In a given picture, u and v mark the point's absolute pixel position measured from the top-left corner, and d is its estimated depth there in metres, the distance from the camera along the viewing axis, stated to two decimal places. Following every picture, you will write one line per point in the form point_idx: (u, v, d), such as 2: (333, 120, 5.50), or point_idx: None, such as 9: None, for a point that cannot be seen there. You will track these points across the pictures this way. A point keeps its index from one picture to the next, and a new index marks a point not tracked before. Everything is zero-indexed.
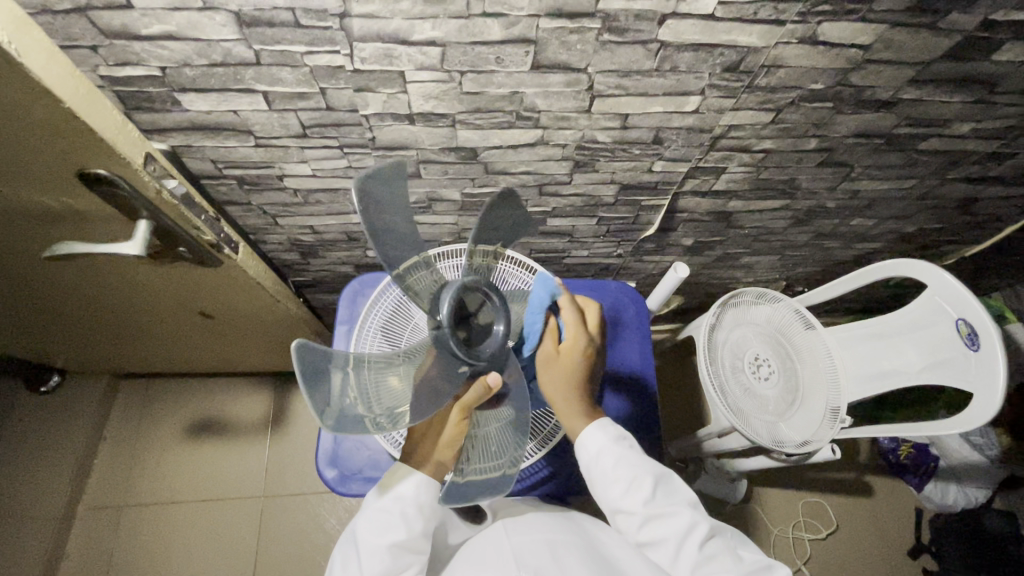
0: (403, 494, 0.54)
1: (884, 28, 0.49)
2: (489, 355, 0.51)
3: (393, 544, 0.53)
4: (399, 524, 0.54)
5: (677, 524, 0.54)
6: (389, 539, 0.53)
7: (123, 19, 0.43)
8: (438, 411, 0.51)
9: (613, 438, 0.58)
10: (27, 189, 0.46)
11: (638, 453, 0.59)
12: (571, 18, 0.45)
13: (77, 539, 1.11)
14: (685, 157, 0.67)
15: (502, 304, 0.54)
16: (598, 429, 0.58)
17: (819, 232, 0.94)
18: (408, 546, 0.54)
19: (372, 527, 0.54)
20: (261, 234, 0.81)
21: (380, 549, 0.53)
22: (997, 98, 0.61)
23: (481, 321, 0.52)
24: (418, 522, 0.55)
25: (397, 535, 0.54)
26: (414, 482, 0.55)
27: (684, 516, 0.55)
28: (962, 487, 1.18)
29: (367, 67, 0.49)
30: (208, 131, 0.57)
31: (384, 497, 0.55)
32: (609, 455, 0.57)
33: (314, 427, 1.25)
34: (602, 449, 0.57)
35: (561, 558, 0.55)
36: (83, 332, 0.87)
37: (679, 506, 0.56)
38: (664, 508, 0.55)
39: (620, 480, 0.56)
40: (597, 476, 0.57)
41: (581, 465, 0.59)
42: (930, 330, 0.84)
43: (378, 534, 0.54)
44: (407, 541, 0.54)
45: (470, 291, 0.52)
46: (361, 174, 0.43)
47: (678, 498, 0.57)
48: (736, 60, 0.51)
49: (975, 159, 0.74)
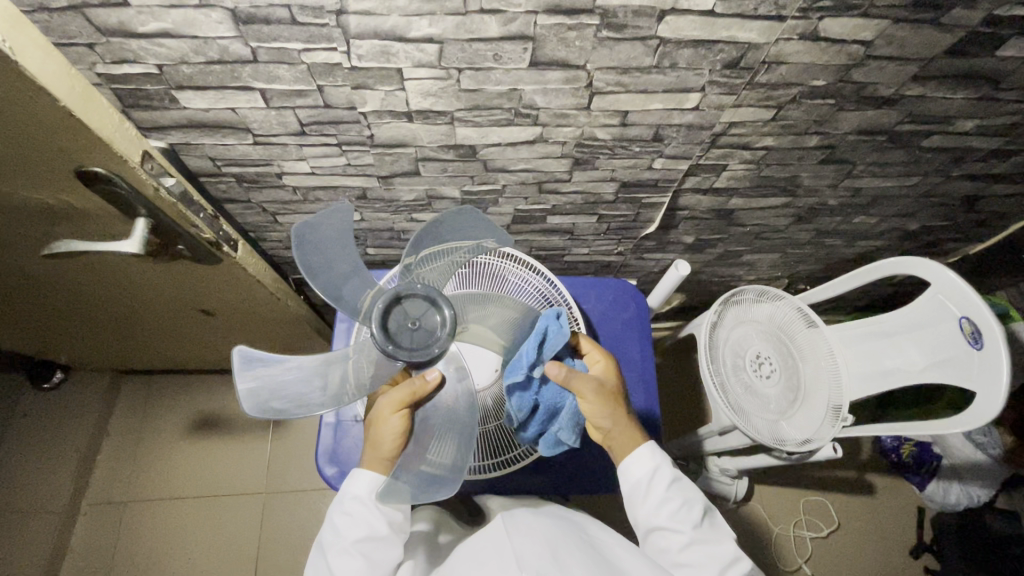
0: (359, 494, 0.57)
1: (885, 23, 0.48)
2: (427, 354, 0.50)
3: (358, 543, 0.56)
4: (362, 522, 0.57)
5: (722, 553, 0.58)
6: (353, 538, 0.56)
7: (119, 17, 0.43)
8: (377, 411, 0.55)
9: (666, 462, 0.62)
10: (26, 187, 0.46)
11: (686, 482, 0.63)
12: (569, 15, 0.44)
13: (81, 534, 1.12)
14: (685, 154, 0.66)
15: (442, 302, 0.52)
16: (649, 451, 0.62)
17: (821, 230, 0.94)
18: (373, 544, 0.56)
19: (337, 531, 0.57)
20: (261, 231, 0.82)
21: (347, 549, 0.55)
22: (1002, 95, 0.60)
23: (421, 322, 0.51)
24: (380, 519, 0.57)
25: (360, 533, 0.56)
26: (367, 481, 0.58)
27: (727, 547, 0.59)
28: (965, 486, 1.17)
29: (364, 64, 0.48)
30: (206, 129, 0.57)
31: (343, 501, 0.58)
32: (662, 475, 0.61)
33: (315, 423, 1.25)
34: (657, 467, 0.61)
35: (563, 561, 0.53)
36: (85, 329, 0.88)
37: (722, 537, 0.60)
38: (708, 536, 0.59)
39: (672, 500, 0.60)
40: (648, 493, 0.61)
41: (629, 481, 0.61)
42: (932, 330, 0.84)
43: (343, 536, 0.56)
44: (373, 538, 0.56)
45: (408, 296, 0.52)
46: (297, 224, 0.51)
47: (720, 531, 0.61)
48: (737, 56, 0.50)
49: (979, 157, 0.74)
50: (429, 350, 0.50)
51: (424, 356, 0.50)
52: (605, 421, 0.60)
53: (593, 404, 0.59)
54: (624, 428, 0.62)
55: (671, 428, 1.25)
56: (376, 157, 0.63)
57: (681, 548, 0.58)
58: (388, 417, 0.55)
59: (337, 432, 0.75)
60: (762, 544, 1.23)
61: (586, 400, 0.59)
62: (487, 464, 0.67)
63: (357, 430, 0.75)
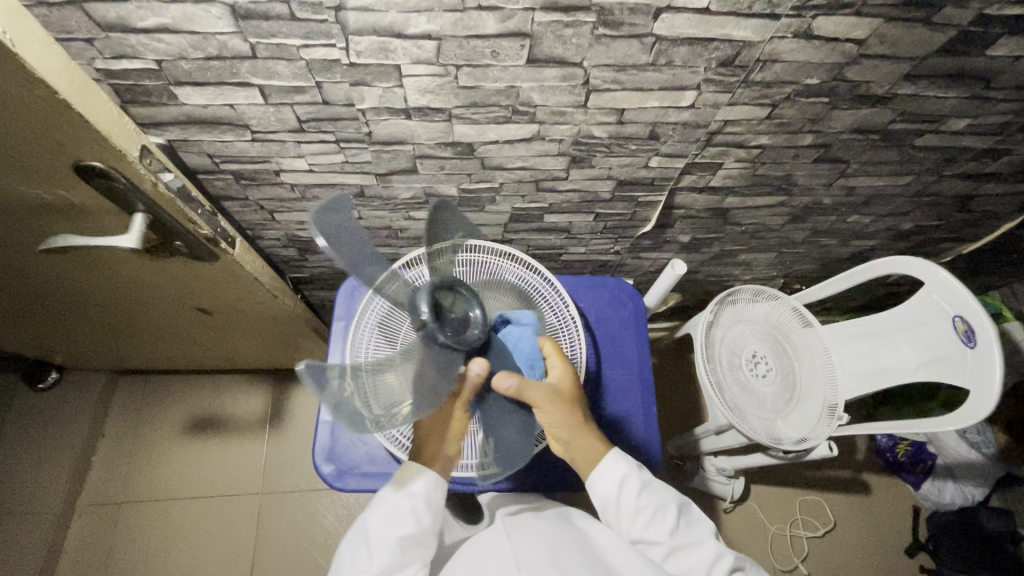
0: (412, 494, 0.59)
1: (877, 22, 0.49)
2: (472, 341, 0.53)
3: (402, 537, 0.58)
4: (410, 520, 0.59)
5: (703, 554, 0.58)
6: (399, 533, 0.58)
7: (118, 12, 0.43)
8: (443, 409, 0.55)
9: (633, 467, 0.62)
10: (21, 182, 0.46)
11: (657, 483, 0.63)
12: (566, 12, 0.45)
13: (76, 535, 1.11)
14: (681, 152, 0.67)
15: (469, 295, 0.55)
16: (611, 464, 0.61)
17: (816, 229, 0.95)
18: (415, 542, 0.59)
19: (383, 520, 0.59)
20: (259, 230, 0.82)
21: (389, 542, 0.58)
22: (993, 94, 0.61)
23: (456, 313, 0.53)
24: (426, 517, 0.60)
25: (407, 530, 0.58)
26: (424, 480, 0.59)
27: (709, 546, 0.59)
28: (959, 484, 1.18)
29: (362, 61, 0.49)
30: (205, 125, 0.57)
31: (395, 495, 0.59)
32: (631, 482, 0.60)
33: (312, 424, 1.24)
34: (625, 478, 0.60)
35: (562, 560, 0.55)
36: (81, 328, 0.87)
37: (704, 536, 0.60)
38: (689, 537, 0.59)
39: (645, 510, 0.60)
40: (619, 507, 0.60)
41: (600, 497, 0.60)
42: (926, 329, 0.84)
43: (389, 526, 0.58)
44: (416, 535, 0.59)
45: (440, 290, 0.54)
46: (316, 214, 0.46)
47: (701, 530, 0.61)
48: (731, 54, 0.51)
49: (971, 156, 0.75)
50: (473, 336, 0.53)
51: (468, 342, 0.52)
52: (565, 432, 0.58)
53: (551, 413, 0.57)
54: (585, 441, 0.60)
55: (667, 428, 1.25)
56: (374, 154, 0.63)
57: (664, 558, 0.59)
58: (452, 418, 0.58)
59: (334, 431, 0.75)
60: (758, 544, 1.23)
61: (544, 410, 0.57)
62: None
63: (354, 428, 0.76)
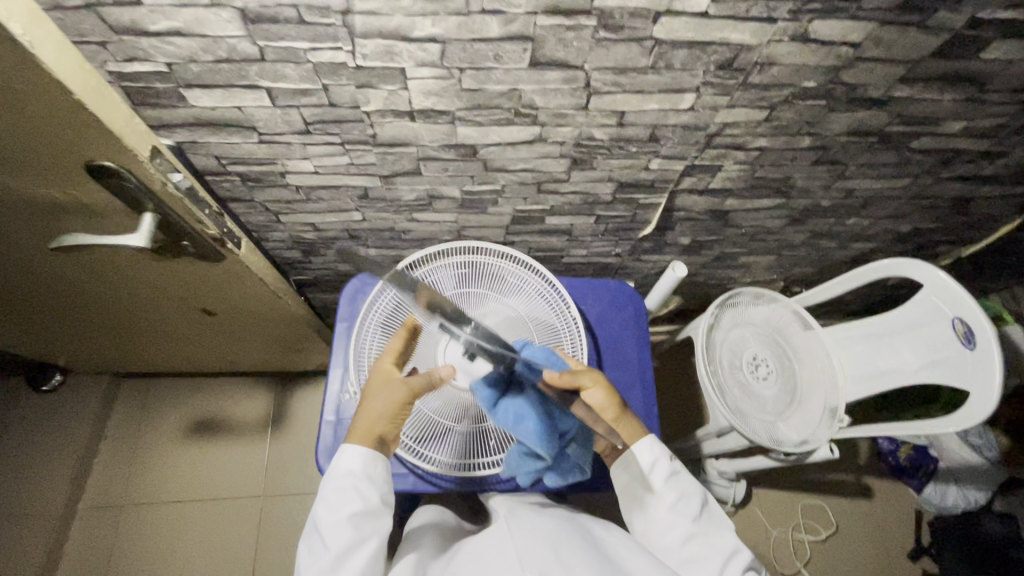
0: (351, 471, 0.59)
1: (873, 25, 0.50)
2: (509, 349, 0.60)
3: (352, 517, 0.57)
4: (354, 496, 0.58)
5: (722, 545, 0.59)
6: (347, 512, 0.57)
7: (131, 16, 0.44)
8: (391, 392, 0.61)
9: (665, 454, 0.64)
10: (33, 181, 0.47)
11: (686, 474, 0.65)
12: (568, 15, 0.46)
13: (77, 538, 1.11)
14: (681, 154, 0.68)
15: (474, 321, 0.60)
16: (647, 447, 0.63)
17: (815, 232, 0.95)
18: (367, 516, 0.58)
19: (329, 507, 0.58)
20: (264, 231, 0.83)
21: (341, 524, 0.57)
22: (988, 97, 0.62)
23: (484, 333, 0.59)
24: (372, 491, 0.59)
25: (354, 507, 0.58)
26: (359, 456, 0.60)
27: (727, 539, 0.59)
28: (962, 488, 1.17)
29: (368, 64, 0.50)
30: (213, 127, 0.58)
31: (333, 478, 0.59)
32: (661, 466, 0.63)
33: (314, 426, 1.25)
34: (656, 461, 0.63)
35: (566, 562, 0.55)
36: (86, 329, 0.88)
37: (724, 530, 0.60)
38: (708, 527, 0.60)
39: (669, 494, 0.62)
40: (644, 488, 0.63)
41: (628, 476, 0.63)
42: (927, 331, 0.85)
43: (336, 510, 0.57)
44: (366, 511, 0.58)
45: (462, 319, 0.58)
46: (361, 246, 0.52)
47: (722, 525, 0.61)
48: (730, 57, 0.52)
49: (967, 159, 0.75)
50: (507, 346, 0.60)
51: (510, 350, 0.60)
52: (615, 414, 0.63)
53: (598, 392, 0.62)
54: (632, 423, 0.64)
55: (668, 431, 1.25)
56: (378, 155, 0.64)
57: (681, 542, 0.59)
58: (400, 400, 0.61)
59: (337, 430, 0.76)
60: (761, 547, 1.23)
61: (592, 390, 0.62)
62: (483, 462, 0.67)
63: None
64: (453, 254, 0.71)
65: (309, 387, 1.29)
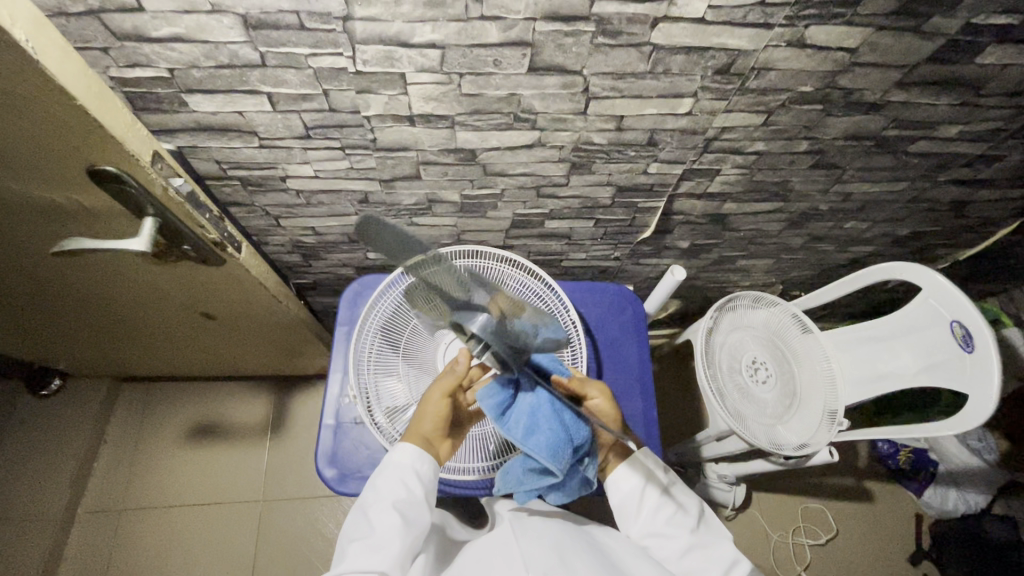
0: (400, 463, 0.61)
1: (868, 31, 0.50)
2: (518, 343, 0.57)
3: (397, 503, 0.60)
4: (402, 486, 0.60)
5: (720, 556, 0.60)
6: (393, 498, 0.60)
7: (134, 22, 0.45)
8: (428, 395, 0.63)
9: (659, 467, 0.66)
10: (35, 185, 0.47)
11: (680, 485, 0.66)
12: (567, 21, 0.46)
13: (77, 544, 1.11)
14: (679, 159, 0.68)
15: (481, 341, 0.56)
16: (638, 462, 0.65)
17: (813, 235, 0.96)
18: (410, 505, 0.60)
19: (377, 491, 0.61)
20: (264, 236, 0.83)
21: (387, 507, 0.59)
22: (983, 101, 0.62)
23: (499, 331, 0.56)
24: (419, 485, 0.61)
25: (399, 495, 0.60)
26: (410, 452, 0.62)
27: (725, 550, 0.61)
28: (962, 492, 1.18)
29: (369, 69, 0.50)
30: (214, 132, 0.59)
31: (384, 467, 0.62)
32: (656, 479, 0.64)
33: (314, 430, 1.25)
34: (650, 473, 0.64)
35: (570, 564, 0.56)
36: (87, 333, 0.88)
37: (722, 541, 0.62)
38: (706, 539, 0.61)
39: (665, 507, 0.63)
40: (640, 504, 0.63)
41: (621, 490, 0.63)
42: (924, 334, 0.86)
43: (384, 495, 0.60)
44: (410, 501, 0.60)
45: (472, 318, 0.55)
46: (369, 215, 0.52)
47: (719, 534, 0.63)
48: (728, 62, 0.52)
49: (964, 162, 0.76)
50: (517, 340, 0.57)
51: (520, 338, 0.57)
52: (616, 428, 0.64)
53: (605, 404, 0.64)
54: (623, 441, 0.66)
55: (668, 435, 1.25)
56: (378, 160, 0.65)
57: (681, 555, 0.60)
58: (434, 400, 0.62)
59: (338, 434, 0.76)
60: (761, 552, 1.22)
61: (598, 402, 0.64)
62: (484, 466, 0.67)
63: (357, 432, 0.76)
64: (453, 259, 0.71)
65: (309, 391, 1.29)
